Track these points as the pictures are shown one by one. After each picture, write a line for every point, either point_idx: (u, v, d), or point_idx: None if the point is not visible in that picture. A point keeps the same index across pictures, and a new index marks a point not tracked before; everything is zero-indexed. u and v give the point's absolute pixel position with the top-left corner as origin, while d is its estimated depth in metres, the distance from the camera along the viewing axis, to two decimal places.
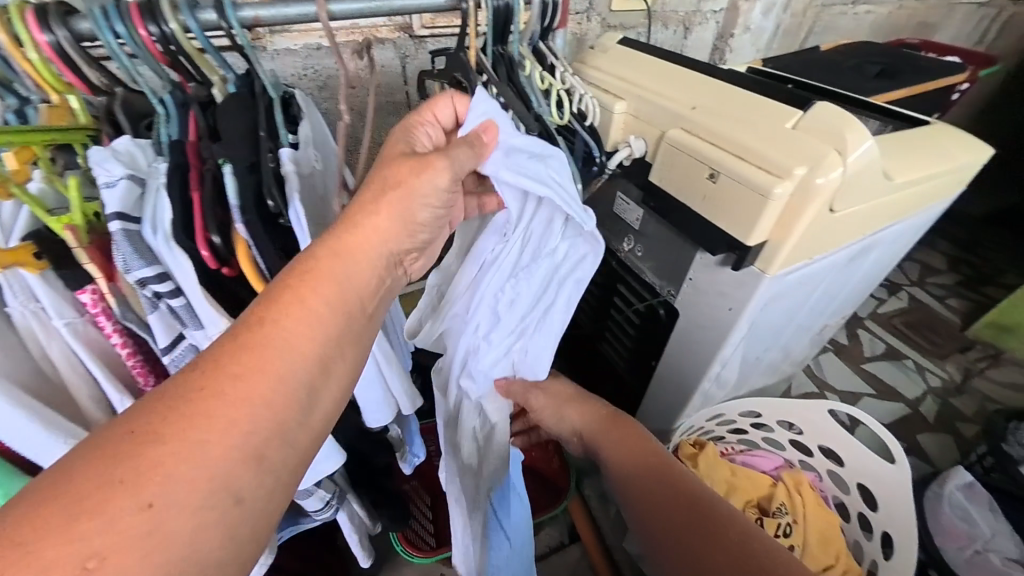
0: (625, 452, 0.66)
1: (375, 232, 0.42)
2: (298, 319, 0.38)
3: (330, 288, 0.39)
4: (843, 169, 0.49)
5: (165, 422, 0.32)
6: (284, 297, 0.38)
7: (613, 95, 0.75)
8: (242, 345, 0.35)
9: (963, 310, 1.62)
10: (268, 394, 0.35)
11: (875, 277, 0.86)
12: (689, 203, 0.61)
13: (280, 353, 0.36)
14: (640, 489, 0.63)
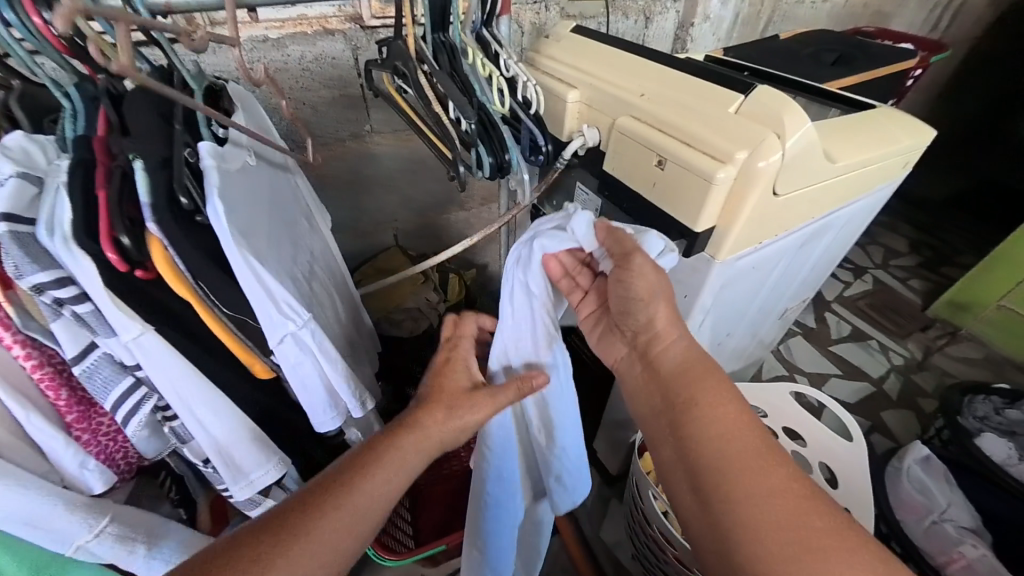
0: (705, 397, 0.47)
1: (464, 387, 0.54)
2: (380, 476, 0.45)
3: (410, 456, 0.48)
4: (782, 153, 0.50)
5: (263, 540, 0.38)
6: (385, 443, 0.47)
7: (567, 85, 0.74)
8: (333, 485, 0.43)
9: (924, 290, 1.67)
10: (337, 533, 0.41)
11: (830, 261, 0.88)
12: (641, 191, 0.61)
13: (358, 503, 0.43)
14: (718, 456, 0.44)
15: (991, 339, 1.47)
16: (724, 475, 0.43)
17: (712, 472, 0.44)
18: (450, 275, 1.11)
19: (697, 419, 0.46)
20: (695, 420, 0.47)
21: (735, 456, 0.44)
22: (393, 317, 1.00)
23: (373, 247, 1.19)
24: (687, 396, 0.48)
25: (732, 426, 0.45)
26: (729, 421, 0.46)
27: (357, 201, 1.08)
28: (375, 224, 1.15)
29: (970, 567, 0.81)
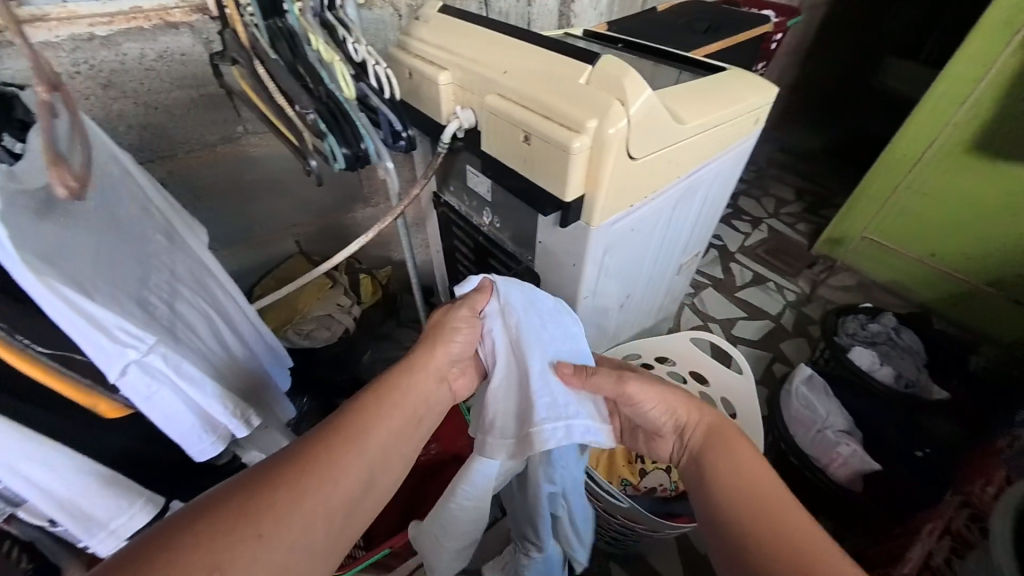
0: (726, 457, 0.52)
1: (444, 352, 0.59)
2: (382, 425, 0.49)
3: (408, 403, 0.53)
4: (628, 119, 0.53)
5: (269, 498, 0.39)
6: (375, 395, 0.51)
7: (438, 66, 0.72)
8: (340, 440, 0.46)
9: (809, 232, 1.88)
10: (346, 483, 0.44)
11: (712, 215, 0.96)
12: (516, 167, 0.62)
13: (363, 452, 0.46)
14: (741, 502, 0.48)
15: (863, 267, 1.68)
16: (743, 519, 0.46)
17: (736, 521, 0.47)
18: (360, 275, 1.06)
19: (722, 478, 0.50)
20: (719, 476, 0.50)
21: (763, 509, 0.46)
22: (301, 328, 0.93)
23: (276, 258, 1.11)
24: (710, 455, 0.53)
25: (759, 481, 0.49)
26: (755, 475, 0.49)
27: (246, 210, 0.99)
28: (272, 233, 1.06)
29: (845, 463, 0.96)
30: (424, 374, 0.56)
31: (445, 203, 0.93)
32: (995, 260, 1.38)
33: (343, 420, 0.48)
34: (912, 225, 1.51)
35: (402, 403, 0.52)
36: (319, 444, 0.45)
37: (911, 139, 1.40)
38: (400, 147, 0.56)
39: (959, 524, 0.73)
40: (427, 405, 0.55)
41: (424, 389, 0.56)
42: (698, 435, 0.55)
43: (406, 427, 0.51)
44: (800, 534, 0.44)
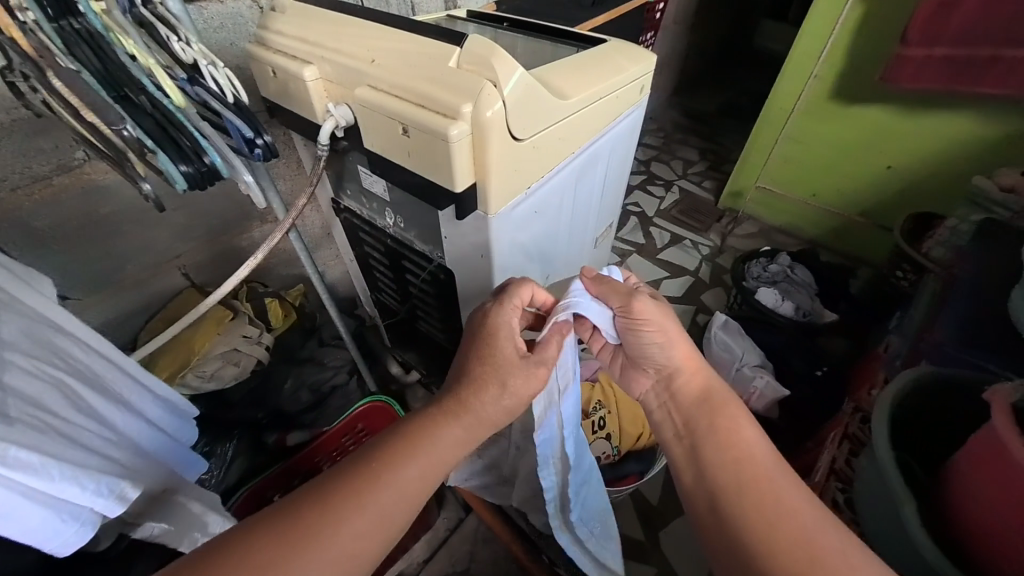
0: (726, 426, 0.53)
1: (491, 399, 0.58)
2: (417, 474, 0.50)
3: (440, 456, 0.53)
4: (503, 102, 0.51)
5: (299, 544, 0.42)
6: (412, 443, 0.52)
7: (302, 61, 0.66)
8: (370, 490, 0.47)
9: (715, 188, 2.03)
10: (374, 532, 0.46)
11: (619, 185, 0.98)
12: (401, 162, 0.59)
13: (393, 502, 0.47)
14: (738, 468, 0.49)
15: (761, 214, 1.85)
16: (735, 488, 0.48)
17: (730, 486, 0.49)
18: (266, 298, 0.99)
19: (712, 439, 0.53)
20: (715, 444, 0.52)
21: (760, 478, 0.48)
22: (202, 369, 0.85)
23: (163, 295, 0.97)
24: (710, 425, 0.54)
25: (759, 450, 0.50)
26: (755, 444, 0.51)
27: (109, 245, 0.83)
28: (151, 268, 0.92)
29: (761, 395, 1.07)
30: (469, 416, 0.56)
31: (346, 208, 0.87)
32: (861, 193, 1.58)
33: (378, 465, 0.49)
34: (794, 171, 1.68)
35: (440, 455, 0.53)
36: (354, 493, 0.46)
37: (785, 93, 1.55)
38: (259, 155, 0.50)
39: (854, 429, 0.83)
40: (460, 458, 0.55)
41: (465, 435, 0.56)
42: (700, 401, 0.56)
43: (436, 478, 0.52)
44: (795, 501, 0.46)
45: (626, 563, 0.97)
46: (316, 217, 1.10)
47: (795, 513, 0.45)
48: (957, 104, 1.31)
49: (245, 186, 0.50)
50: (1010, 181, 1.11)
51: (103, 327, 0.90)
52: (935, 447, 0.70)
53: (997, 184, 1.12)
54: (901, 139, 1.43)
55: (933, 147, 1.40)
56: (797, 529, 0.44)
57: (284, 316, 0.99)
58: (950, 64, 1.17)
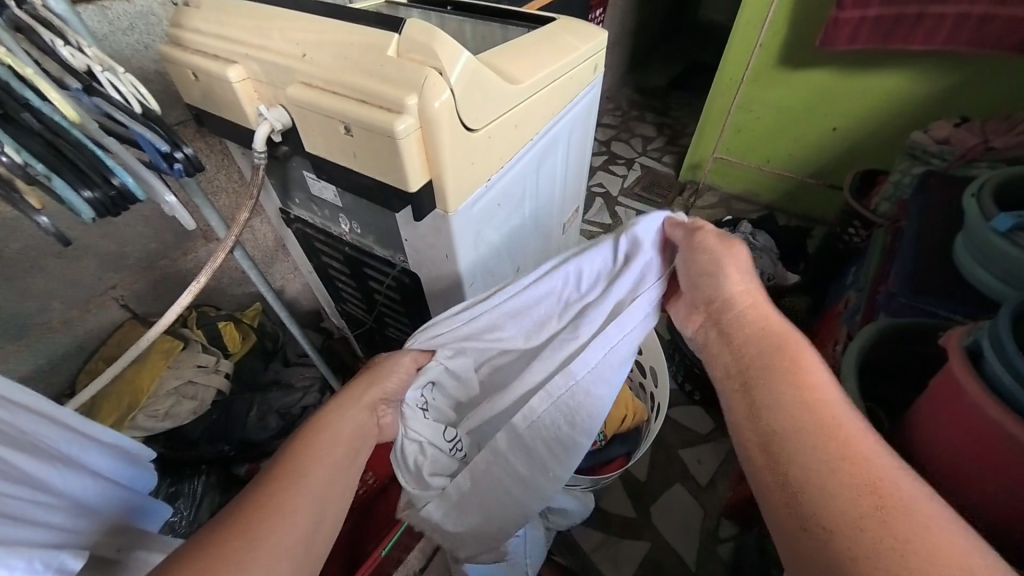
0: (795, 365, 0.40)
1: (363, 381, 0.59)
2: (333, 444, 0.51)
3: (341, 436, 0.52)
4: (451, 91, 0.47)
5: (221, 555, 0.38)
6: (308, 436, 0.50)
7: (224, 61, 0.59)
8: (276, 483, 0.44)
9: (674, 163, 2.05)
10: (319, 499, 0.45)
11: (580, 169, 0.97)
12: (348, 164, 0.55)
13: (323, 469, 0.48)
14: (813, 415, 0.36)
15: (720, 184, 1.88)
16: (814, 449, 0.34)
17: (796, 457, 0.35)
18: (218, 322, 0.92)
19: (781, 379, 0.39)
20: (784, 381, 0.38)
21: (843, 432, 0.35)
22: (155, 407, 0.79)
23: (101, 331, 0.88)
24: (774, 361, 0.40)
25: (833, 401, 0.37)
26: (831, 391, 0.37)
27: (26, 285, 0.74)
28: (83, 302, 0.83)
29: None
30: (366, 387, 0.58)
31: (296, 218, 0.81)
32: (810, 156, 1.64)
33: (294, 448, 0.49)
34: (747, 139, 1.72)
35: (334, 436, 0.51)
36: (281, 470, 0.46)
37: (734, 62, 1.57)
38: (174, 170, 0.45)
39: None
40: (363, 434, 0.55)
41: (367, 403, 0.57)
42: (764, 353, 0.41)
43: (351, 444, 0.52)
44: (855, 430, 0.35)
45: (621, 541, 0.99)
46: (266, 229, 1.02)
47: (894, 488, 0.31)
48: (892, 62, 1.37)
49: (167, 206, 0.47)
50: (943, 134, 1.18)
51: (32, 374, 0.81)
52: (899, 398, 0.74)
53: (932, 138, 1.19)
54: (844, 101, 1.49)
55: (873, 107, 1.46)
56: (889, 480, 0.32)
57: (241, 339, 0.95)
58: (883, 25, 1.22)
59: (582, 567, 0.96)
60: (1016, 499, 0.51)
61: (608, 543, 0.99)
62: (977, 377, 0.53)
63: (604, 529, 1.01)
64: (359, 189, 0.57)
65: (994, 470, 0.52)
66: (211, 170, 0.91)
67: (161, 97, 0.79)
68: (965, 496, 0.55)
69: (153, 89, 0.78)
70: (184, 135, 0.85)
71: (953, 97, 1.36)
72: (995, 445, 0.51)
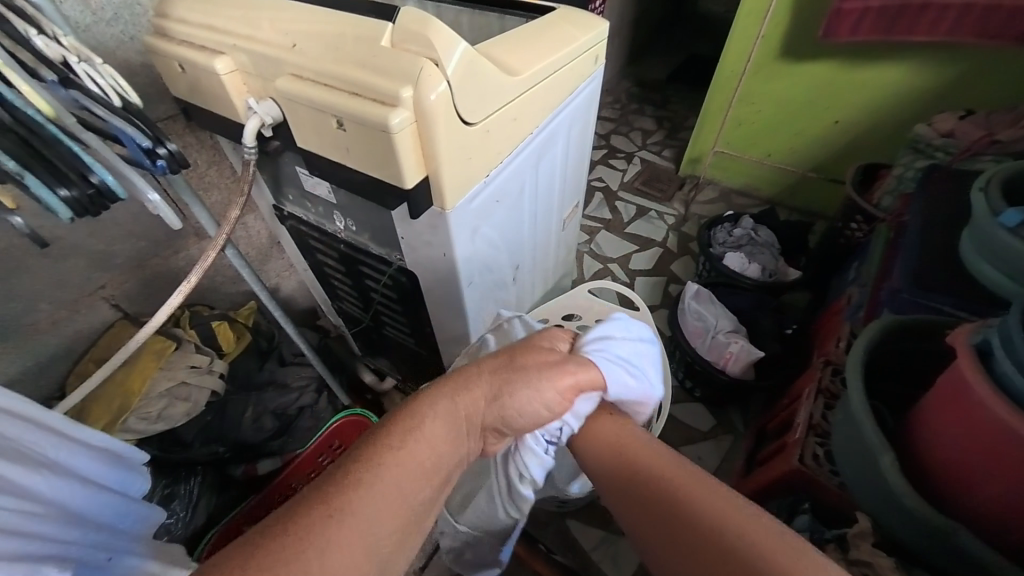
0: (629, 450, 0.50)
1: (482, 382, 0.48)
2: (422, 452, 0.41)
3: (436, 444, 0.42)
4: (447, 83, 0.45)
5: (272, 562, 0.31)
6: (404, 432, 0.41)
7: (211, 52, 0.57)
8: (355, 484, 0.36)
9: (674, 156, 2.03)
10: (390, 507, 0.37)
11: (580, 164, 0.95)
12: (341, 160, 0.53)
13: (404, 477, 0.39)
14: (649, 488, 0.46)
15: (721, 178, 1.86)
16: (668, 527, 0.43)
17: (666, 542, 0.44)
18: (211, 322, 0.90)
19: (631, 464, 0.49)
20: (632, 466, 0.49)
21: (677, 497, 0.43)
22: (147, 410, 0.77)
23: (90, 332, 0.86)
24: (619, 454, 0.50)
25: (653, 468, 0.47)
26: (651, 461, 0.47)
27: (11, 286, 0.72)
28: (72, 302, 0.81)
29: (737, 359, 1.08)
30: (476, 391, 0.47)
31: (290, 214, 0.79)
32: (812, 149, 1.62)
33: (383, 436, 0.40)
34: (748, 133, 1.70)
35: (432, 440, 0.42)
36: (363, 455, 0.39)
37: (735, 55, 1.55)
38: (157, 167, 0.44)
39: (825, 382, 0.86)
40: (456, 449, 0.44)
41: (469, 416, 0.46)
42: (612, 451, 0.51)
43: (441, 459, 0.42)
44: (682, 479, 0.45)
45: (620, 539, 0.98)
46: (260, 226, 1.01)
47: (727, 532, 0.39)
48: (895, 54, 1.35)
49: (150, 205, 0.45)
50: (947, 127, 1.16)
51: (20, 376, 0.79)
52: (904, 396, 0.73)
53: (936, 130, 1.17)
54: (847, 93, 1.47)
55: (875, 99, 1.44)
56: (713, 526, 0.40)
57: (235, 338, 0.93)
58: (887, 16, 1.20)
59: (582, 566, 0.95)
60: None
61: (608, 541, 0.98)
62: (985, 376, 0.52)
63: (604, 527, 1.00)
64: (352, 185, 0.55)
65: (998, 470, 0.51)
66: (202, 166, 0.88)
67: (147, 90, 0.77)
68: (967, 494, 0.55)
69: (139, 82, 0.75)
70: (173, 130, 0.82)
71: (958, 88, 1.34)
72: (1004, 445, 0.50)
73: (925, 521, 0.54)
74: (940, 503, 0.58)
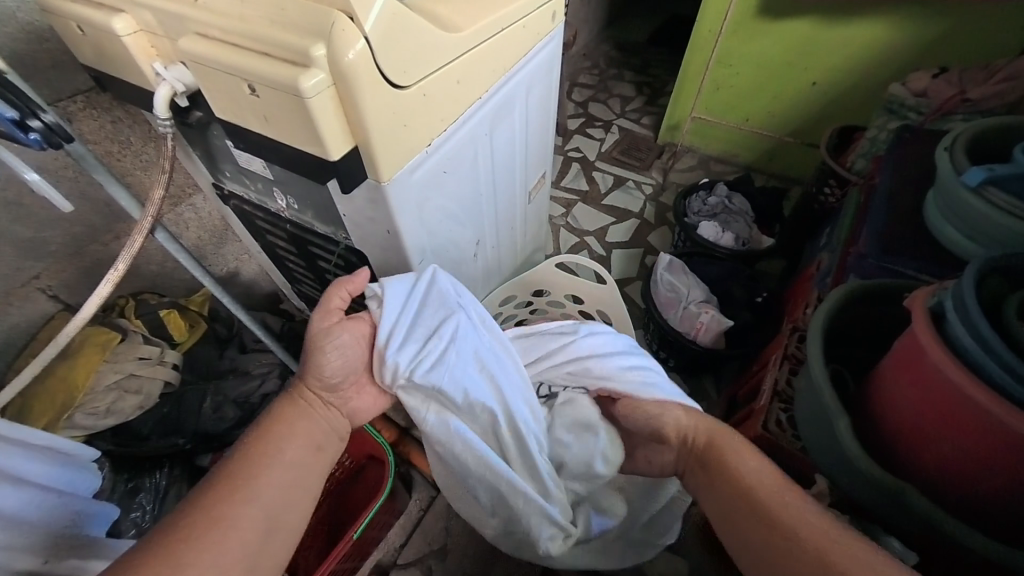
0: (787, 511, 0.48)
1: (300, 416, 0.57)
2: (273, 474, 0.51)
3: (277, 466, 0.52)
4: (367, 40, 0.41)
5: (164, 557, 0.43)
6: (243, 461, 0.51)
7: (110, 10, 0.51)
8: (216, 500, 0.47)
9: (653, 124, 1.96)
10: (264, 500, 0.49)
11: (545, 132, 0.90)
12: (261, 131, 0.48)
13: (274, 482, 0.51)
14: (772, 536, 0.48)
15: (699, 145, 1.82)
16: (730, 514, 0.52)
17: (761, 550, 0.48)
18: (160, 311, 0.86)
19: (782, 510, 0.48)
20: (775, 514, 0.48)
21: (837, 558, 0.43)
22: (93, 404, 0.74)
23: (29, 326, 0.81)
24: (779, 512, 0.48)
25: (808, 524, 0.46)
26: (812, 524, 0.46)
27: None
28: (3, 294, 0.76)
29: (708, 329, 1.09)
30: (300, 422, 0.56)
31: (231, 193, 0.74)
32: (789, 112, 1.59)
33: (231, 468, 0.50)
34: (727, 97, 1.65)
35: (276, 466, 0.52)
36: (191, 536, 0.44)
37: (711, 13, 1.48)
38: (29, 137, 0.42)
39: (792, 348, 0.86)
40: (301, 460, 0.54)
41: (308, 436, 0.56)
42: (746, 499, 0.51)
43: (291, 467, 0.53)
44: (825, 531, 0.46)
45: None
46: (210, 207, 0.95)
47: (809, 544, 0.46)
48: (872, 10, 1.30)
49: (32, 183, 0.48)
50: (920, 86, 1.13)
51: None
52: (866, 361, 0.73)
53: (910, 90, 1.14)
54: (825, 53, 1.42)
55: (854, 57, 1.40)
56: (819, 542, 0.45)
57: (188, 327, 0.89)
58: None
59: None
60: (970, 459, 0.51)
61: None
62: (939, 339, 0.52)
63: None
64: (280, 157, 0.50)
65: (947, 429, 0.52)
66: (136, 144, 0.82)
67: (61, 59, 0.69)
68: (921, 457, 0.56)
69: (52, 50, 0.68)
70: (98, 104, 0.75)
71: (936, 43, 1.30)
72: (952, 407, 0.51)
73: (881, 484, 0.55)
74: (896, 464, 0.59)
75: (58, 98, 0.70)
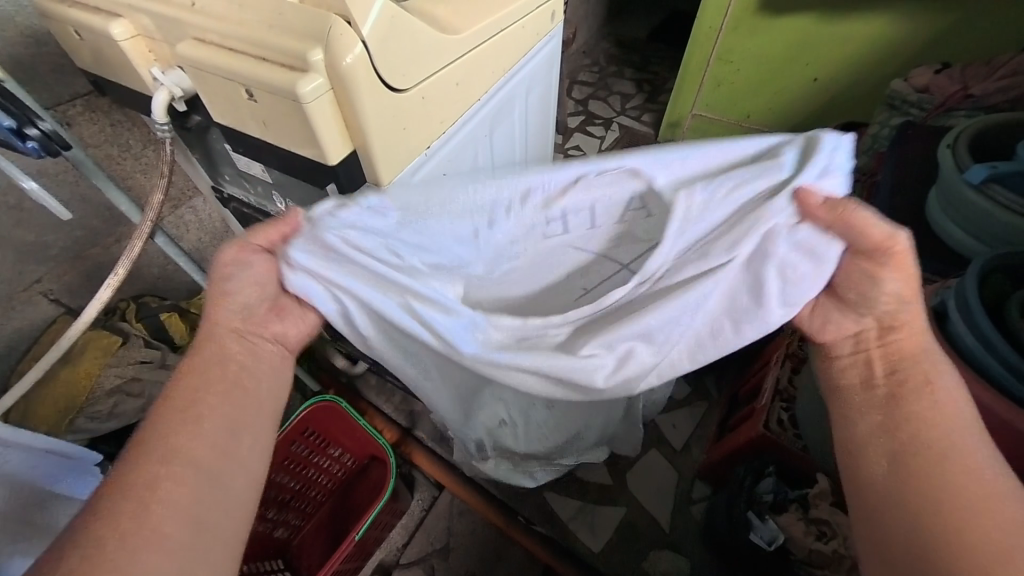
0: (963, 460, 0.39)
1: (225, 358, 0.46)
2: (202, 427, 0.43)
3: (209, 418, 0.43)
4: (365, 44, 0.40)
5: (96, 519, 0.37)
6: (166, 418, 0.42)
7: (108, 14, 0.50)
8: (146, 460, 0.40)
9: (654, 121, 1.95)
10: (199, 457, 0.42)
11: (545, 132, 0.89)
12: (259, 135, 0.48)
13: (200, 434, 0.43)
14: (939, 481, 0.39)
15: None
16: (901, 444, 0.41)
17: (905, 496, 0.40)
18: (160, 314, 0.86)
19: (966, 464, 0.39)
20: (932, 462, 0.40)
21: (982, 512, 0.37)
22: (95, 407, 0.75)
23: (32, 329, 0.81)
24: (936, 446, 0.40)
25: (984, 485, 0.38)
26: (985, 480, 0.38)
27: None
28: (6, 297, 0.76)
29: None
30: (220, 365, 0.46)
31: (231, 196, 0.74)
32: (790, 109, 1.58)
33: (155, 424, 0.42)
34: (727, 94, 1.64)
35: (198, 420, 0.43)
36: (120, 495, 0.38)
37: (711, 10, 1.47)
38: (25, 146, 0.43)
39: (793, 347, 0.87)
40: (232, 403, 0.45)
41: (232, 377, 0.46)
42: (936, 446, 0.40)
43: (222, 418, 0.44)
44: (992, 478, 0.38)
45: (597, 509, 0.99)
46: (210, 210, 0.95)
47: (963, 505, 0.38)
48: (873, 6, 1.29)
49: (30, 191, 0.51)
50: (922, 81, 1.12)
51: None
52: None
53: (912, 85, 1.13)
54: (826, 49, 1.41)
55: (855, 54, 1.39)
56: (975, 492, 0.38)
57: (191, 330, 0.89)
58: None
59: (560, 538, 0.96)
60: None
61: (586, 510, 0.99)
62: (942, 339, 0.54)
63: (581, 497, 1.01)
64: (279, 160, 0.50)
65: None
66: (136, 147, 0.82)
67: (60, 62, 0.69)
68: None
69: (52, 54, 0.68)
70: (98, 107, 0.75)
71: (937, 38, 1.29)
72: None
73: None
74: None
75: (58, 101, 0.70)
